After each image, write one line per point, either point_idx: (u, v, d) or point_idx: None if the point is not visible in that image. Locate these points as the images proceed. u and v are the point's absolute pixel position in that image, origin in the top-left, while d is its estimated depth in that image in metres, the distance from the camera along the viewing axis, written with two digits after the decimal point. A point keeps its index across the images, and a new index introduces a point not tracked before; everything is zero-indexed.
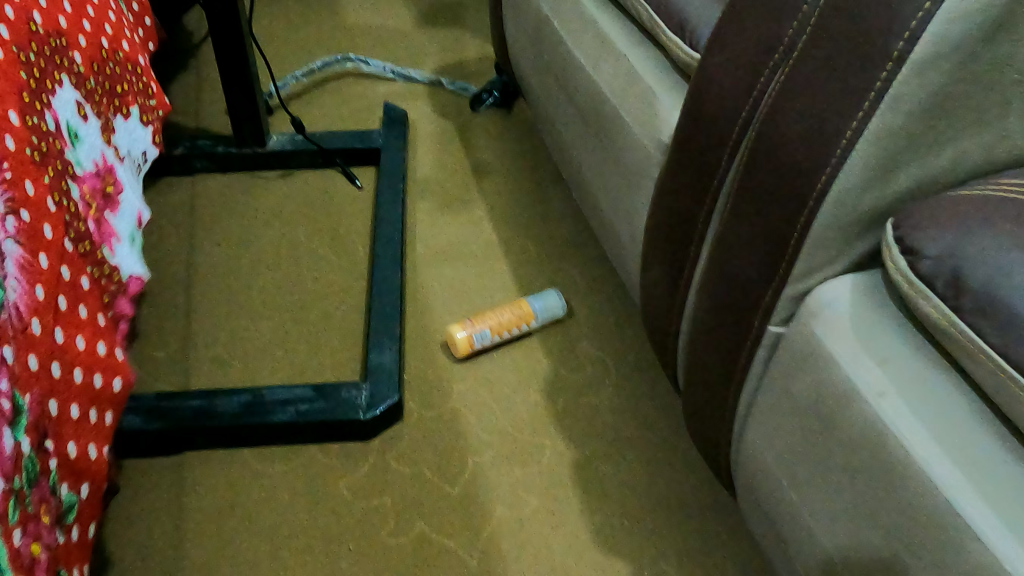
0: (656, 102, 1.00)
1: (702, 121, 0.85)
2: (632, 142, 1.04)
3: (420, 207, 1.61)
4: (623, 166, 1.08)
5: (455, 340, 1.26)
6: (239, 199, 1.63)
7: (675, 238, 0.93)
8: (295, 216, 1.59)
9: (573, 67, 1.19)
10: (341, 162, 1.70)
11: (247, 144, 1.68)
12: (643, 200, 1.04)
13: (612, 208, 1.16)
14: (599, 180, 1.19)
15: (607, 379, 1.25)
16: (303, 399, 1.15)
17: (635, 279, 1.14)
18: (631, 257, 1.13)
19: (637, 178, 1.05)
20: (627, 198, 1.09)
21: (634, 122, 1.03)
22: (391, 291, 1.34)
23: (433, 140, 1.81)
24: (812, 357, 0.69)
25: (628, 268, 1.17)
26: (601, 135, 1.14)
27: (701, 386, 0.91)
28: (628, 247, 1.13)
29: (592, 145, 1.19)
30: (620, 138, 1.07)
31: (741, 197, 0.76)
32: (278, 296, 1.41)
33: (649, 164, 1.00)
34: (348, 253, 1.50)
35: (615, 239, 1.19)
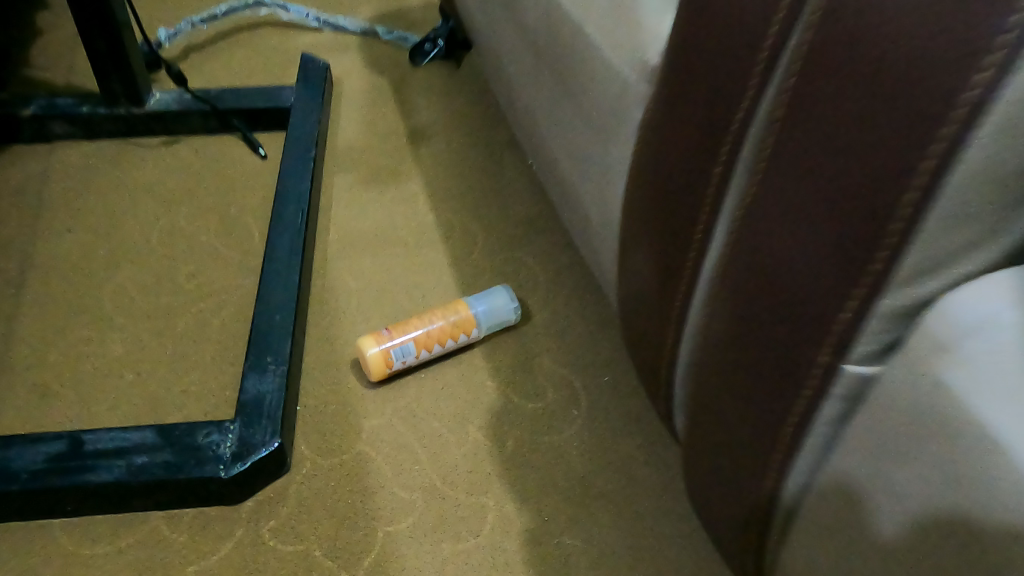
0: (638, 9, 0.66)
1: (710, 25, 0.52)
2: (603, 73, 0.70)
3: (340, 181, 1.27)
4: (592, 112, 0.75)
5: (366, 359, 0.92)
6: (106, 169, 1.26)
7: (667, 222, 0.61)
8: (174, 191, 1.23)
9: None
10: (241, 125, 1.34)
11: (119, 105, 1.30)
12: (620, 157, 0.70)
13: (578, 175, 0.82)
14: (559, 137, 0.85)
15: (574, 410, 0.92)
16: (140, 448, 0.81)
17: (611, 276, 0.81)
18: (606, 243, 0.79)
19: (611, 127, 0.71)
20: (599, 160, 0.75)
21: (606, 43, 0.69)
22: (285, 292, 0.99)
23: (362, 98, 1.45)
24: (899, 429, 0.39)
25: (602, 260, 0.84)
26: (559, 69, 0.80)
27: (708, 448, 0.58)
28: (601, 231, 0.80)
29: (548, 87, 0.85)
30: (586, 71, 0.73)
31: (787, 155, 0.44)
32: (137, 295, 1.06)
33: (628, 106, 0.67)
34: (238, 239, 1.15)
35: (584, 219, 0.86)
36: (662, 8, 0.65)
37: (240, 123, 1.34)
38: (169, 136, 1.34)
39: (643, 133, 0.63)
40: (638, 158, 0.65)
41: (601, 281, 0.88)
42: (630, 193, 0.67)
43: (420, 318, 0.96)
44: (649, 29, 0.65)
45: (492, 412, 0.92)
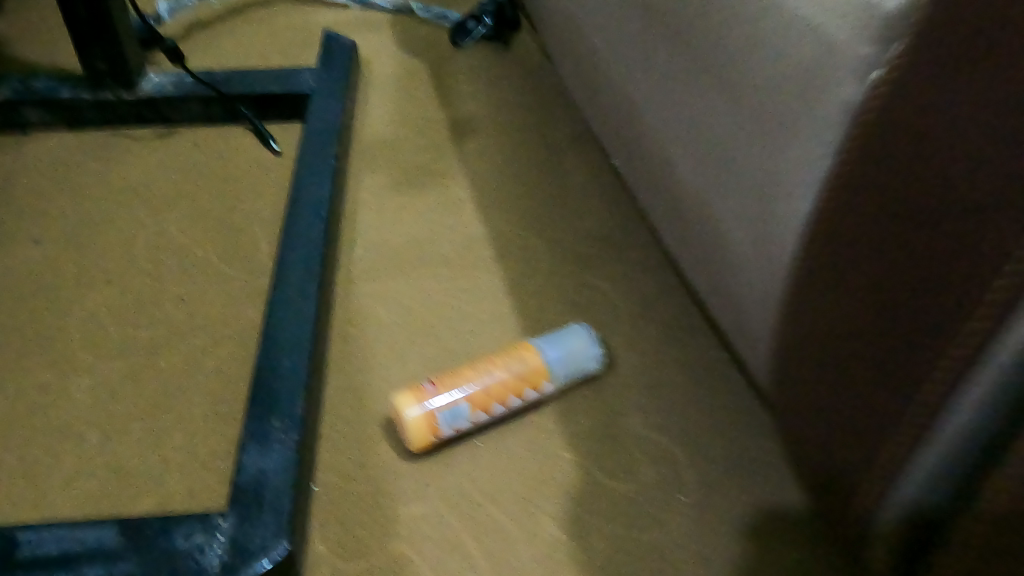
0: None
1: (995, 66, 0.30)
2: (776, 32, 0.45)
3: (368, 182, 1.04)
4: (747, 94, 0.50)
5: (407, 426, 0.71)
6: (86, 164, 1.04)
7: (886, 354, 0.39)
8: (165, 192, 1.01)
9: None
10: (251, 114, 1.11)
11: (106, 87, 1.07)
12: (803, 162, 0.45)
13: (716, 184, 0.58)
14: (682, 135, 0.61)
15: (680, 495, 0.72)
16: (92, 553, 0.59)
17: (767, 331, 0.57)
18: (761, 283, 0.55)
19: (786, 119, 0.46)
20: (758, 164, 0.51)
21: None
22: (300, 331, 0.78)
23: (394, 83, 1.23)
24: None
25: (745, 305, 0.59)
26: (691, 24, 0.54)
27: None
28: (753, 265, 0.56)
29: (670, 48, 0.59)
30: (740, 29, 0.48)
31: None
32: (113, 326, 0.84)
33: (825, 87, 0.42)
34: (242, 253, 0.92)
35: (718, 245, 0.61)
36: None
37: (250, 111, 1.12)
38: (166, 127, 1.13)
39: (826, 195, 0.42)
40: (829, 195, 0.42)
41: (739, 332, 0.64)
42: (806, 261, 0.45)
43: (475, 367, 0.75)
44: None
45: (569, 497, 0.71)
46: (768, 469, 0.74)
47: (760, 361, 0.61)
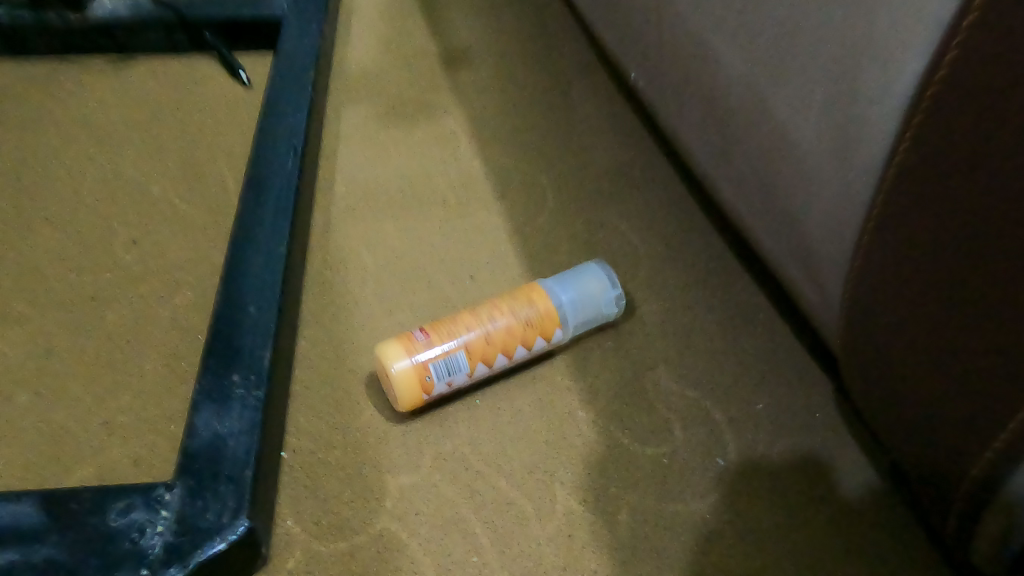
0: None
1: None
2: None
3: (350, 114, 0.92)
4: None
5: (395, 381, 0.60)
6: (27, 95, 0.91)
7: None
8: (118, 125, 0.88)
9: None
10: (217, 42, 0.99)
11: (50, 7, 0.93)
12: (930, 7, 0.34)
13: (772, 67, 0.45)
14: (722, 17, 0.49)
15: (721, 459, 0.62)
16: (15, 537, 0.49)
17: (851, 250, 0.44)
18: (845, 187, 0.42)
19: None
20: (845, 16, 0.38)
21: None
22: (268, 277, 0.67)
23: (379, 8, 1.09)
24: None
25: (815, 223, 0.47)
26: None
27: None
28: (831, 162, 0.43)
29: None
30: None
31: None
32: (52, 272, 0.72)
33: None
34: (205, 191, 0.80)
35: (773, 152, 0.49)
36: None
37: (216, 38, 0.99)
38: (120, 57, 0.99)
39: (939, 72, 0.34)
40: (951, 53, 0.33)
41: (795, 261, 0.52)
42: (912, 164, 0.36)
43: (472, 314, 0.64)
44: None
45: (585, 464, 0.61)
46: (818, 430, 0.64)
47: (832, 299, 0.49)
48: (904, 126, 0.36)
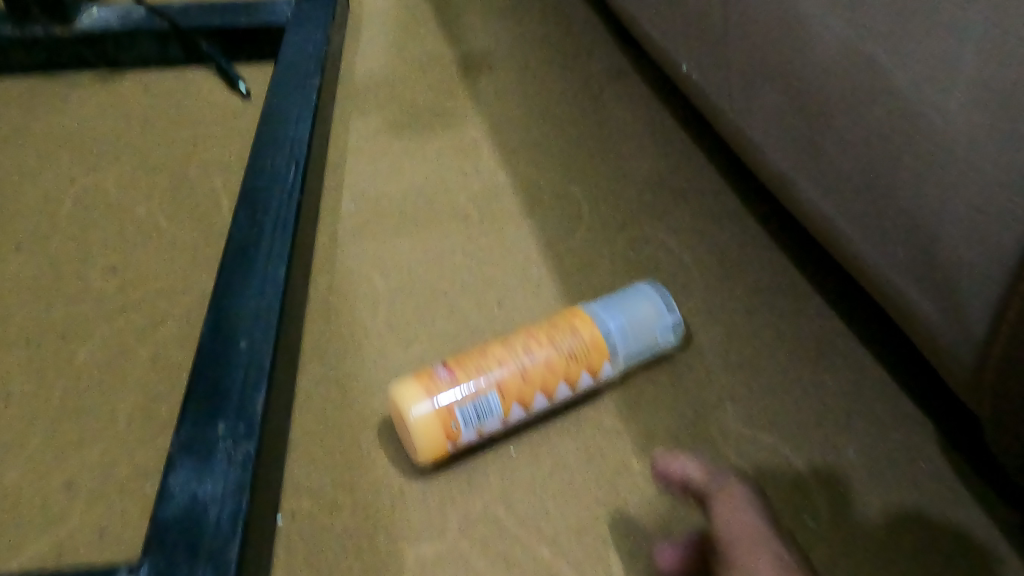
0: None
1: None
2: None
3: (359, 124, 0.83)
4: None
5: (413, 430, 0.50)
6: (6, 113, 0.83)
7: None
8: (104, 142, 0.80)
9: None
10: (213, 53, 0.91)
11: (32, 21, 0.86)
12: None
13: (899, 30, 0.36)
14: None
15: (810, 521, 0.52)
16: None
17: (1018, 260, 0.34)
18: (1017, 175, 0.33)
19: None
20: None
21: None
22: (264, 304, 0.57)
23: (388, 15, 1.01)
24: None
25: (954, 225, 0.37)
26: None
27: None
28: (992, 143, 0.34)
29: None
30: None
31: None
32: (18, 307, 0.63)
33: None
34: (197, 211, 0.71)
35: (892, 139, 0.39)
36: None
37: (213, 50, 0.91)
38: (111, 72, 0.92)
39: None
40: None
41: (913, 279, 0.42)
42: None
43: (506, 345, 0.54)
44: None
45: (644, 527, 0.51)
46: (919, 481, 0.54)
47: (972, 327, 0.39)
48: None
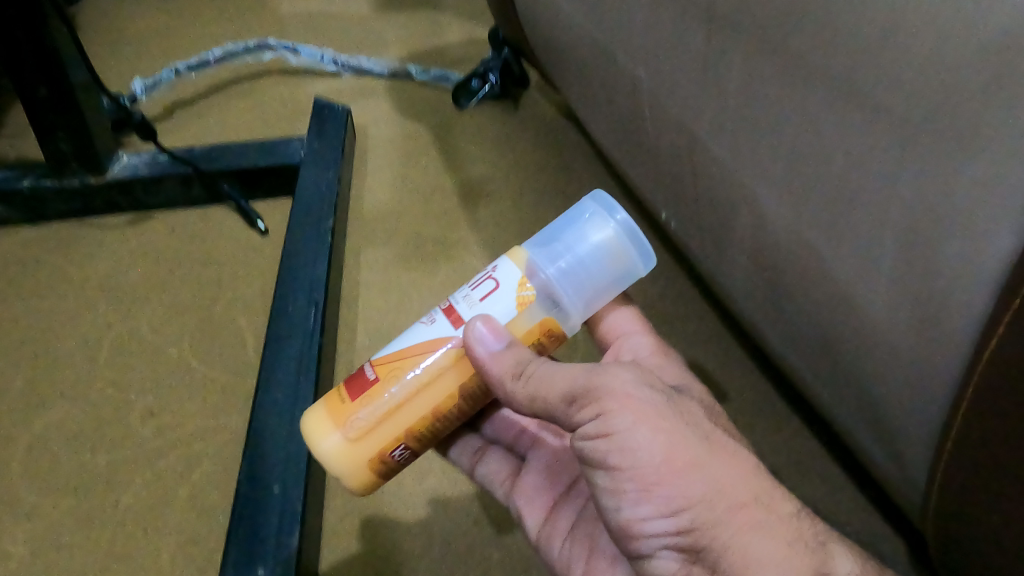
0: None
1: None
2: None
3: (369, 257, 0.90)
4: (900, 102, 0.37)
5: (341, 467, 0.47)
6: (46, 261, 0.90)
7: None
8: (135, 284, 0.87)
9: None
10: (233, 191, 0.99)
11: (71, 173, 0.96)
12: (1002, 221, 0.34)
13: (828, 232, 0.46)
14: (779, 182, 0.49)
15: None
16: None
17: (942, 424, 0.42)
18: (929, 359, 0.41)
19: (963, 156, 0.35)
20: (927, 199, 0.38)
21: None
22: (292, 445, 0.63)
23: (395, 149, 1.11)
24: None
25: (897, 393, 0.45)
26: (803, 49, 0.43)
27: None
28: (906, 333, 0.42)
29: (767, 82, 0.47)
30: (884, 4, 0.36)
31: None
32: (65, 455, 0.68)
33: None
34: (226, 351, 0.78)
35: (837, 313, 0.47)
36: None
37: (233, 189, 0.99)
38: (140, 213, 1.00)
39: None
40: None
41: (873, 426, 0.49)
42: (997, 340, 0.35)
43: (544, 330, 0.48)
44: None
45: None
46: None
47: (917, 467, 0.47)
48: (988, 331, 0.35)
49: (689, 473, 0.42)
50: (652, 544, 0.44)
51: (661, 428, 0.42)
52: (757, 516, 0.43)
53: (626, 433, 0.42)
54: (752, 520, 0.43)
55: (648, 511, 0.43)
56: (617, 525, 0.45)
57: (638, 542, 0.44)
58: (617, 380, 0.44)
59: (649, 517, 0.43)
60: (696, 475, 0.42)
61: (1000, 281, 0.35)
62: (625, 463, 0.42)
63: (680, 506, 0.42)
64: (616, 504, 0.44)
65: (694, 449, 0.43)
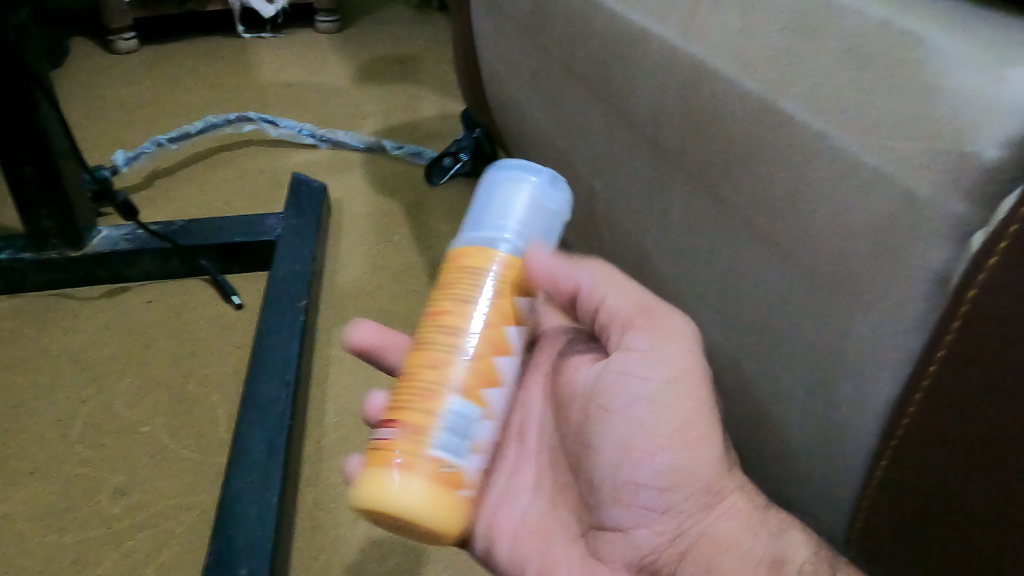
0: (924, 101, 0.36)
1: None
2: (850, 178, 0.39)
3: (340, 334, 0.94)
4: (807, 250, 0.43)
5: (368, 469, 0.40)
6: (22, 333, 0.93)
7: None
8: (110, 357, 0.89)
9: (642, 32, 0.57)
10: (210, 265, 1.02)
11: (51, 246, 0.99)
12: (881, 367, 0.39)
13: (750, 353, 0.51)
14: (710, 301, 0.54)
15: None
16: None
17: (840, 535, 0.47)
18: (835, 479, 0.45)
19: (851, 306, 0.41)
20: (824, 337, 0.43)
21: (856, 118, 0.39)
22: (259, 528, 0.66)
23: (368, 223, 1.16)
24: None
25: (808, 502, 0.50)
26: (729, 191, 0.49)
27: None
28: (810, 451, 0.47)
29: (701, 211, 0.53)
30: (798, 169, 0.43)
31: None
32: (35, 534, 0.70)
33: (914, 249, 0.36)
34: (197, 428, 0.80)
35: (759, 424, 0.52)
36: (1002, 38, 0.35)
37: (210, 263, 1.03)
38: (116, 284, 1.03)
39: (912, 395, 0.36)
40: (922, 364, 0.36)
41: None
42: (881, 471, 0.39)
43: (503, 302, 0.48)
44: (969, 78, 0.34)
45: None
46: None
47: None
48: (871, 460, 0.40)
49: (696, 447, 0.46)
50: (639, 507, 0.47)
51: (694, 395, 0.47)
52: (739, 510, 0.46)
53: (646, 379, 0.47)
54: (731, 507, 0.46)
55: (646, 474, 0.46)
56: (608, 480, 0.48)
57: (622, 506, 0.48)
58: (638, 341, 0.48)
59: (646, 481, 0.46)
60: (703, 452, 0.46)
61: (884, 418, 0.39)
62: (642, 420, 0.46)
63: (675, 479, 0.46)
64: (622, 460, 0.47)
65: (710, 425, 0.47)
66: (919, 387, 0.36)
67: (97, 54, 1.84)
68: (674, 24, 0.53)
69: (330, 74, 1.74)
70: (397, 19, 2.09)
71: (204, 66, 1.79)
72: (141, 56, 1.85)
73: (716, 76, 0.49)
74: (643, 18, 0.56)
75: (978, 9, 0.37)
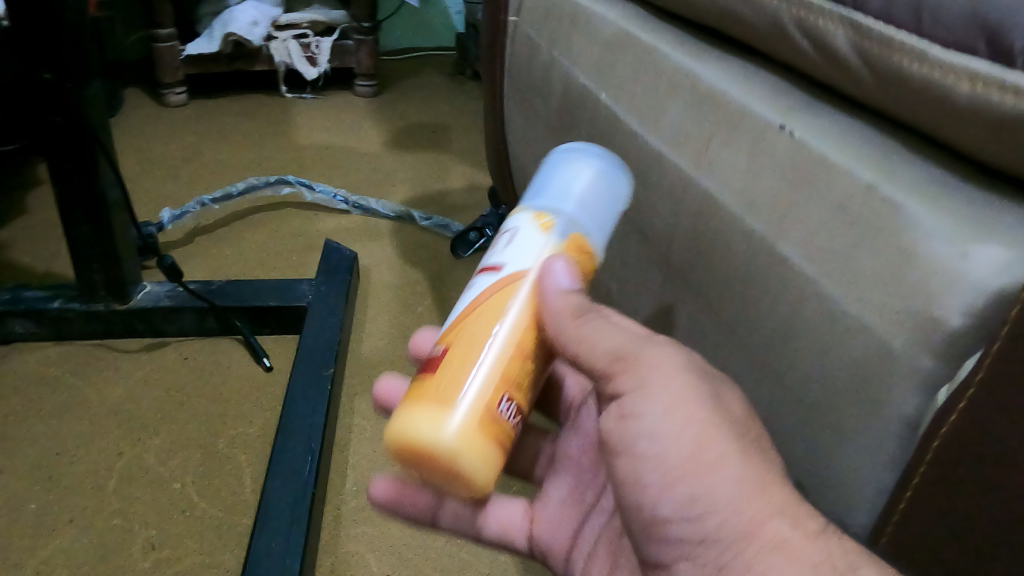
0: (903, 264, 0.41)
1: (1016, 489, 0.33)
2: (833, 322, 0.44)
3: (362, 403, 0.99)
4: (799, 383, 0.47)
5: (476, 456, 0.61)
6: (66, 384, 0.98)
7: None
8: (146, 411, 0.94)
9: (661, 157, 0.62)
10: (243, 326, 1.08)
11: (98, 299, 1.06)
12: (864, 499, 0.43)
13: None
14: None
15: None
16: None
17: None
18: None
19: (835, 440, 0.45)
20: (811, 465, 0.47)
21: (841, 270, 0.44)
22: None
23: (393, 291, 1.22)
24: None
25: None
26: (730, 315, 0.54)
27: None
28: None
29: (704, 328, 0.58)
30: (790, 306, 0.48)
31: None
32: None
33: (890, 396, 0.41)
34: (224, 487, 0.85)
35: None
36: (970, 214, 0.40)
37: (243, 324, 1.08)
38: (154, 339, 1.09)
39: (885, 527, 0.40)
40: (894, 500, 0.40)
41: None
42: None
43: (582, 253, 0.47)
44: (938, 250, 0.39)
45: None
46: None
47: None
48: None
49: (711, 471, 0.41)
50: (675, 546, 0.43)
51: (693, 412, 0.42)
52: (776, 515, 0.40)
53: (640, 416, 0.42)
54: (777, 538, 0.39)
55: (670, 509, 0.42)
56: (643, 512, 0.44)
57: (662, 545, 0.44)
58: (654, 351, 0.44)
59: (672, 516, 0.42)
60: (718, 474, 0.41)
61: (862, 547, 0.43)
62: (651, 449, 0.42)
63: (700, 512, 0.41)
64: (642, 499, 0.43)
65: (720, 444, 0.41)
66: (890, 520, 0.40)
67: (146, 106, 1.95)
68: (689, 154, 0.59)
69: (365, 138, 1.84)
70: (432, 87, 2.19)
71: (246, 125, 1.89)
72: (188, 110, 1.95)
73: (723, 209, 0.54)
74: (662, 145, 0.62)
75: (954, 182, 0.43)
